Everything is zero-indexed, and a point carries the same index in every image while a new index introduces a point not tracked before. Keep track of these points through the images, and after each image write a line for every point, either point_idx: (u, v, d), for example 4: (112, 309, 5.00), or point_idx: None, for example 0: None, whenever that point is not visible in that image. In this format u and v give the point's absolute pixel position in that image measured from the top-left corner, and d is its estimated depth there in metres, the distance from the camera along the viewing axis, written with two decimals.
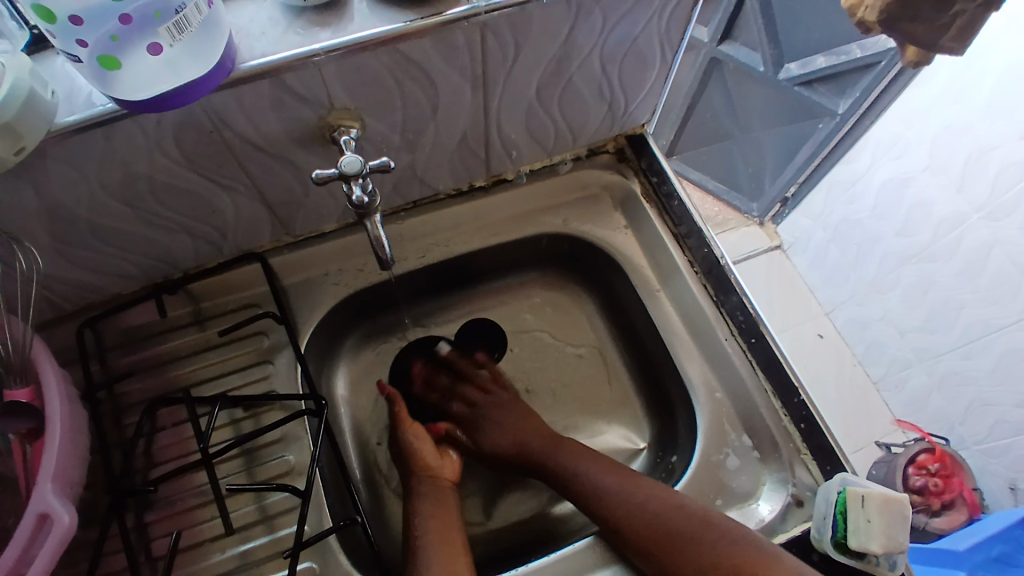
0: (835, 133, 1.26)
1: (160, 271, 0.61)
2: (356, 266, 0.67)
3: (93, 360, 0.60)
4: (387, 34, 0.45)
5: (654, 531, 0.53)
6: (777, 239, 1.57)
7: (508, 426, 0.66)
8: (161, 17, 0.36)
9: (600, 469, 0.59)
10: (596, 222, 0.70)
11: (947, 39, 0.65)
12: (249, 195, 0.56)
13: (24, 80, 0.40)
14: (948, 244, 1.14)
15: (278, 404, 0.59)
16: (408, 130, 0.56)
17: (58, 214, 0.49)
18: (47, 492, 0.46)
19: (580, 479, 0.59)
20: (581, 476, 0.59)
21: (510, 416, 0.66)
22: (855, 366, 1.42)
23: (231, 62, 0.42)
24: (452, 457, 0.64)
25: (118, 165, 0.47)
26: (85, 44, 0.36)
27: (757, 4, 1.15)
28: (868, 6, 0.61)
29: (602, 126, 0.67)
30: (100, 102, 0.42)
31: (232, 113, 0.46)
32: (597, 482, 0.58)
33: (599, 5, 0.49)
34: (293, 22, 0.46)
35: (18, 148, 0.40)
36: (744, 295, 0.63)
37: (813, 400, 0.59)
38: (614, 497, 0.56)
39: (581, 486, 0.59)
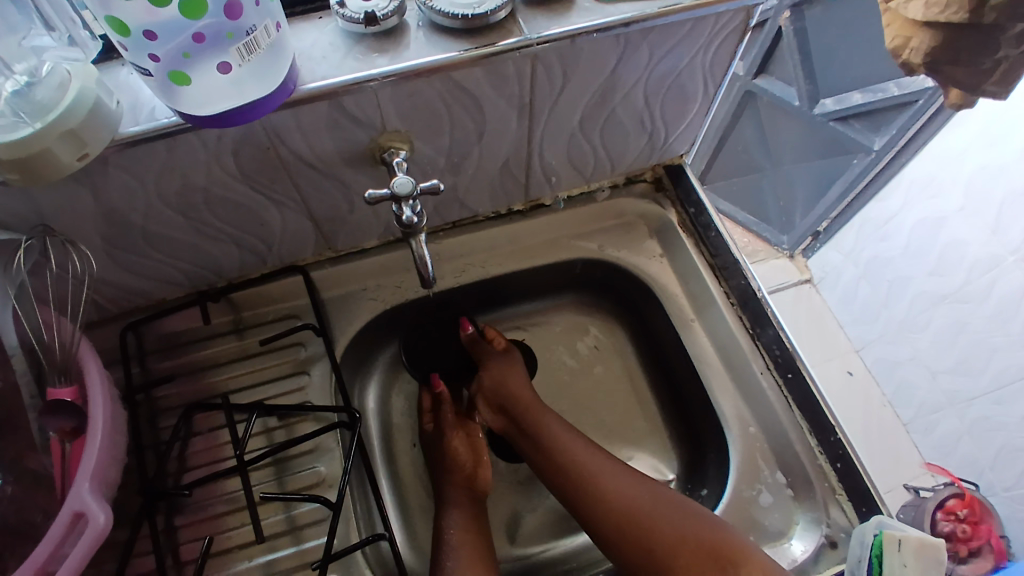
0: (870, 169, 1.24)
1: (205, 278, 0.63)
2: (394, 283, 0.68)
3: (134, 362, 0.61)
4: (441, 62, 0.46)
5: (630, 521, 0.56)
6: (808, 273, 1.54)
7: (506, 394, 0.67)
8: (232, 38, 0.38)
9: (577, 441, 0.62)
10: (631, 250, 0.70)
11: (991, 83, 0.63)
12: (297, 210, 0.57)
13: (91, 87, 0.41)
14: (983, 286, 1.12)
15: (311, 416, 0.60)
16: (454, 154, 0.57)
17: (115, 218, 0.51)
18: (83, 492, 0.47)
19: (574, 459, 0.61)
20: (576, 455, 0.61)
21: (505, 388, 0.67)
22: (884, 406, 1.38)
23: (293, 83, 0.44)
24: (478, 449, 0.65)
25: (176, 175, 0.49)
26: (156, 58, 0.37)
27: (795, 43, 1.15)
28: (914, 48, 0.61)
29: (641, 156, 0.68)
30: (164, 115, 0.44)
31: (290, 132, 0.48)
32: (573, 454, 0.61)
33: (646, 40, 0.50)
34: (353, 47, 0.47)
35: (82, 154, 0.41)
36: (781, 328, 0.62)
37: (850, 438, 0.58)
38: (605, 482, 0.59)
39: (571, 467, 0.60)
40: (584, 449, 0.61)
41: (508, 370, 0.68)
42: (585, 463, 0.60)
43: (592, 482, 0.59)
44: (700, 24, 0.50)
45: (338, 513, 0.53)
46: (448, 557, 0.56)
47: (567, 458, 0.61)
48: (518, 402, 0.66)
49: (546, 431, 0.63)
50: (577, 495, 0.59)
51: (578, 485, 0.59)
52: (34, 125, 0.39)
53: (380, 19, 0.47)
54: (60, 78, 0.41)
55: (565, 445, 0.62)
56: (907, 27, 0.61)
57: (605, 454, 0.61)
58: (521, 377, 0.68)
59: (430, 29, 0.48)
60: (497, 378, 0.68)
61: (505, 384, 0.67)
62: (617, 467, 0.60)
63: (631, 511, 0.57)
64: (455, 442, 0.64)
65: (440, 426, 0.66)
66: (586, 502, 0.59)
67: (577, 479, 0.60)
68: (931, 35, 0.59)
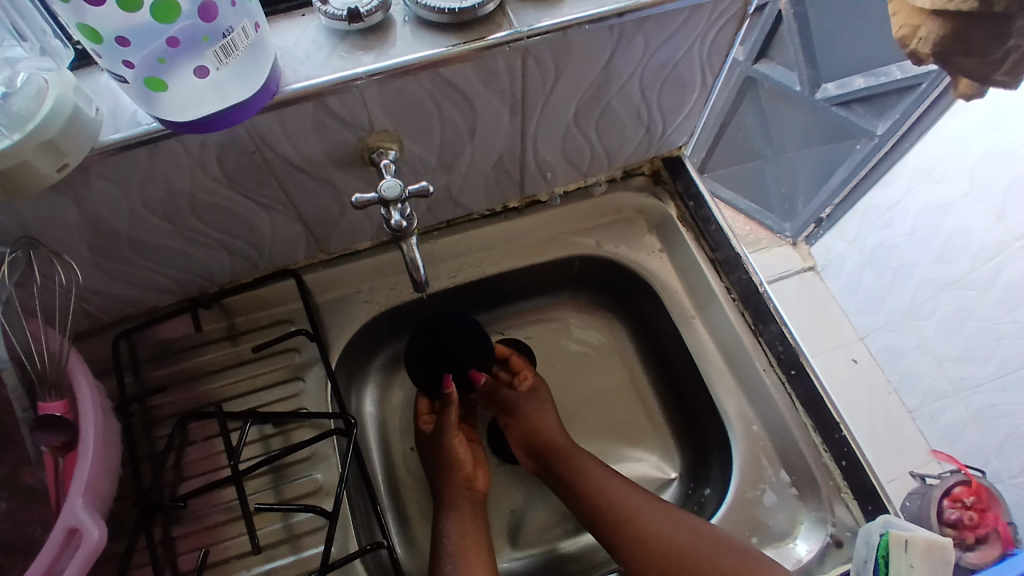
0: (875, 153, 1.22)
1: (196, 284, 0.62)
2: (389, 284, 0.67)
3: (128, 371, 0.60)
4: (427, 59, 0.45)
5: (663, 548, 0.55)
6: (811, 261, 1.53)
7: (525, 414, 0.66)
8: (208, 40, 0.36)
9: (606, 475, 0.61)
10: (630, 245, 0.69)
11: (999, 75, 0.61)
12: (286, 213, 0.56)
13: (68, 96, 0.40)
14: (989, 273, 1.11)
15: (307, 422, 0.59)
16: (445, 152, 0.56)
17: (99, 227, 0.49)
18: (76, 507, 0.46)
19: (605, 498, 0.59)
20: (608, 494, 0.60)
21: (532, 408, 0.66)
22: (889, 395, 1.37)
23: (275, 84, 0.43)
24: (485, 466, 0.66)
25: (160, 182, 0.47)
26: (131, 65, 0.36)
27: (795, 26, 1.12)
28: (922, 38, 0.59)
29: (639, 149, 0.66)
30: (145, 121, 0.43)
31: (275, 135, 0.46)
32: (603, 486, 0.60)
33: (641, 30, 0.49)
34: (337, 45, 0.46)
35: (62, 165, 0.40)
36: (784, 325, 0.61)
37: (855, 436, 0.57)
38: (644, 521, 0.57)
39: (611, 510, 0.59)
40: (619, 491, 0.60)
41: (542, 407, 0.66)
42: (622, 505, 0.59)
43: (619, 511, 0.58)
44: (697, 12, 0.49)
45: (335, 522, 0.52)
46: (447, 562, 0.56)
47: (603, 502, 0.59)
48: (542, 443, 0.64)
49: (577, 468, 0.62)
50: (618, 541, 0.57)
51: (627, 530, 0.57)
52: (11, 137, 0.37)
53: (363, 15, 0.45)
54: (36, 87, 0.39)
55: (601, 487, 0.60)
56: (914, 15, 0.59)
57: (641, 492, 0.60)
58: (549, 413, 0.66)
59: (416, 24, 0.47)
60: (533, 415, 0.65)
61: (534, 426, 0.65)
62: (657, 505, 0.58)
63: (675, 548, 0.55)
64: (456, 440, 0.64)
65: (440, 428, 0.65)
66: (619, 534, 0.57)
67: (625, 523, 0.58)
68: (938, 24, 0.57)
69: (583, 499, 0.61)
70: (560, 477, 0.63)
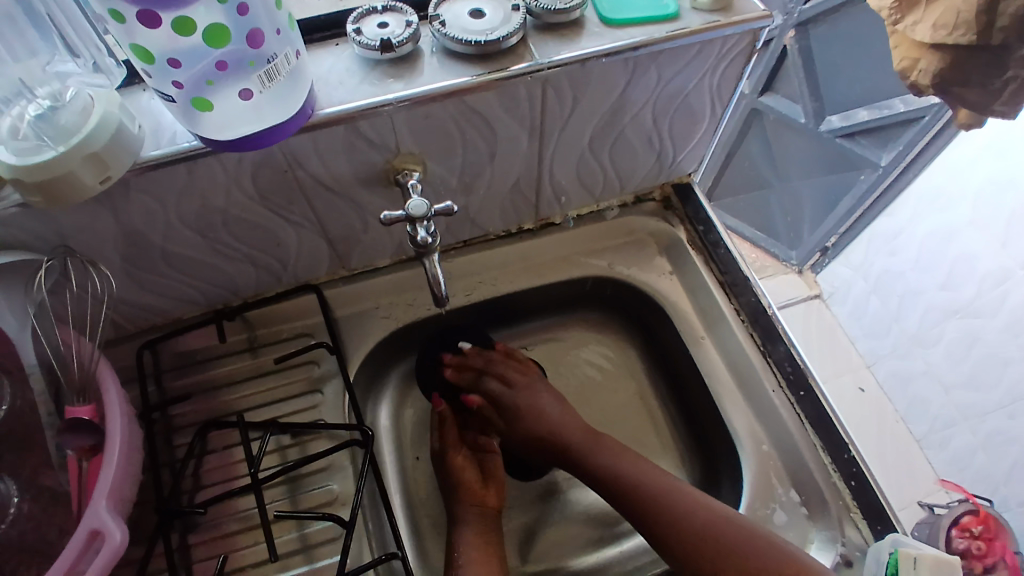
0: (877, 185, 1.24)
1: (221, 297, 0.64)
2: (406, 301, 0.69)
3: (150, 381, 0.62)
4: (454, 87, 0.47)
5: (700, 538, 0.54)
6: (816, 289, 1.55)
7: (543, 408, 0.66)
8: (253, 65, 0.39)
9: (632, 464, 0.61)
10: (641, 267, 0.71)
11: (999, 104, 0.73)
12: (312, 229, 0.58)
13: (113, 113, 0.43)
14: (993, 302, 1.14)
15: (325, 433, 0.61)
16: (466, 174, 0.58)
17: (134, 238, 0.52)
18: (101, 510, 0.47)
19: (660, 501, 0.57)
20: (655, 492, 0.58)
21: (545, 400, 0.67)
22: (897, 422, 1.36)
23: (310, 108, 0.45)
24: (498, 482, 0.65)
25: (196, 197, 0.50)
26: (179, 85, 0.39)
27: (800, 60, 1.17)
28: (921, 69, 0.75)
29: (650, 175, 0.69)
30: (184, 140, 0.45)
31: (308, 154, 0.49)
32: (635, 479, 0.59)
33: (655, 62, 0.52)
34: (368, 73, 0.49)
35: (105, 177, 0.43)
36: (792, 346, 0.62)
37: (864, 454, 0.58)
38: (727, 535, 0.54)
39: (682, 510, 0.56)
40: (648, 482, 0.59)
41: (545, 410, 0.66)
42: (656, 494, 0.58)
43: (652, 506, 0.57)
44: (708, 47, 0.52)
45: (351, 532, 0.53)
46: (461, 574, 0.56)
47: (631, 491, 0.59)
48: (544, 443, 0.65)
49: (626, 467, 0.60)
50: (657, 530, 0.57)
51: (703, 536, 0.54)
52: (56, 149, 0.40)
53: (395, 45, 0.48)
54: (83, 102, 0.42)
55: (634, 479, 0.59)
56: (913, 49, 0.76)
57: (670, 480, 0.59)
58: (552, 406, 0.66)
59: (443, 54, 0.50)
60: (534, 414, 0.66)
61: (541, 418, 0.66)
62: (765, 529, 0.54)
63: (711, 537, 0.54)
64: (460, 461, 0.64)
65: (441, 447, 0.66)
66: (656, 525, 0.57)
67: (701, 529, 0.55)
68: (937, 57, 0.73)
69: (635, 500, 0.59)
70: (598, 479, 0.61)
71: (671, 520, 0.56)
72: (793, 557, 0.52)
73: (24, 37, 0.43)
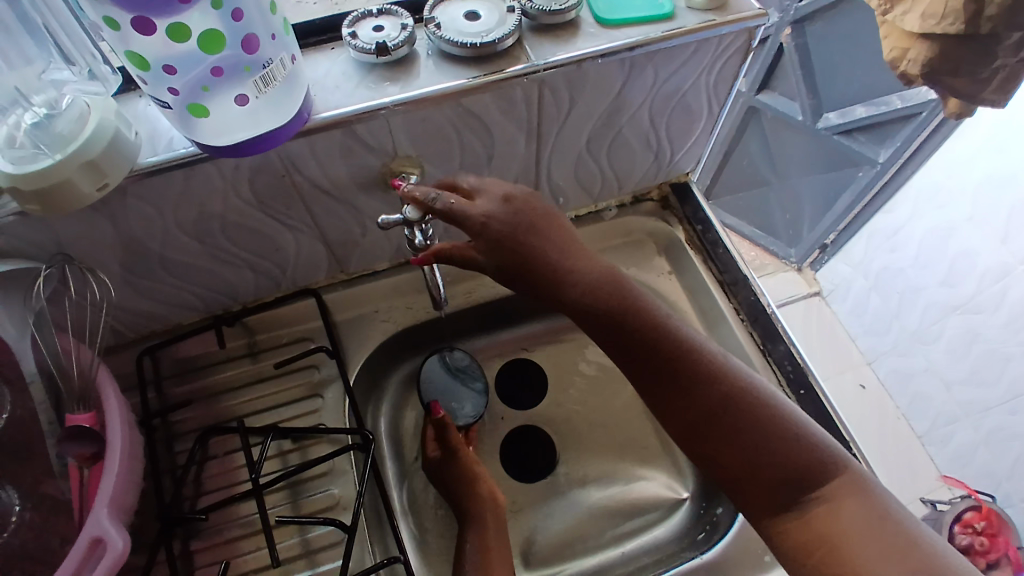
0: (876, 181, 1.25)
1: (220, 302, 0.64)
2: (406, 304, 0.69)
3: (150, 388, 0.62)
4: (450, 90, 0.47)
5: (714, 405, 0.49)
6: (816, 286, 1.55)
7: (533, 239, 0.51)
8: (249, 70, 0.39)
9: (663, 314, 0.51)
10: (640, 267, 0.71)
11: (989, 92, 0.75)
12: (310, 233, 0.58)
13: (110, 120, 0.42)
14: (994, 296, 1.13)
15: (325, 438, 0.61)
16: (464, 176, 0.58)
17: (132, 245, 0.52)
18: (102, 517, 0.47)
19: (685, 356, 0.50)
20: (679, 346, 0.50)
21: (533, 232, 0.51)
22: (898, 419, 1.36)
23: (307, 112, 0.45)
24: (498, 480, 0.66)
25: (194, 203, 0.50)
26: (175, 91, 0.39)
27: (797, 58, 1.17)
28: (910, 59, 0.76)
29: (648, 175, 0.68)
30: (182, 146, 0.45)
31: (305, 160, 0.49)
32: (662, 323, 0.51)
33: (652, 62, 0.51)
34: (364, 77, 0.49)
35: (102, 185, 0.43)
36: (792, 344, 0.63)
37: (865, 453, 0.58)
38: (746, 409, 0.48)
39: (712, 379, 0.49)
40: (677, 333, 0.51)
41: (548, 231, 0.52)
42: (679, 345, 0.50)
43: (671, 355, 0.50)
44: (704, 46, 0.52)
45: (353, 536, 0.53)
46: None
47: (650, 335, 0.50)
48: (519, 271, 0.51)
49: (656, 317, 0.51)
50: (667, 380, 0.50)
51: (731, 410, 0.48)
52: (53, 156, 0.40)
53: (391, 49, 0.48)
54: (80, 110, 0.43)
55: (659, 322, 0.51)
56: (904, 39, 0.76)
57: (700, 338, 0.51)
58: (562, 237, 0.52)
59: (439, 57, 0.50)
60: (527, 225, 0.51)
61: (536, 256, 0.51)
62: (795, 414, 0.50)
63: (727, 408, 0.49)
64: (470, 457, 0.65)
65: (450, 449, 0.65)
66: (669, 381, 0.50)
67: (730, 402, 0.49)
68: (926, 47, 0.74)
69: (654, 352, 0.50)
70: (597, 313, 0.51)
71: (688, 379, 0.49)
72: (828, 461, 0.47)
73: (19, 45, 0.43)
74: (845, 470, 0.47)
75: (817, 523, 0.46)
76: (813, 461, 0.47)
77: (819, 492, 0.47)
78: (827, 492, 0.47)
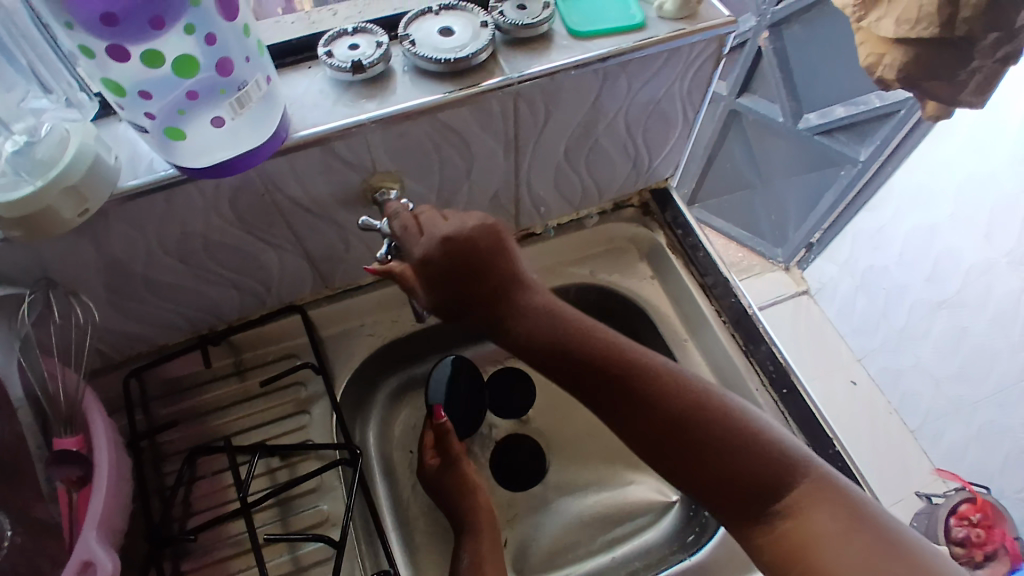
0: (858, 180, 1.26)
1: (206, 321, 0.64)
2: (392, 317, 0.69)
3: (137, 409, 0.62)
4: (426, 106, 0.48)
5: (670, 419, 0.48)
6: (804, 285, 1.56)
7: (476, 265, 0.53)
8: (225, 93, 0.40)
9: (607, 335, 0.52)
10: (623, 273, 0.72)
11: (967, 94, 0.78)
12: (293, 250, 0.59)
13: (89, 146, 0.43)
14: (979, 290, 1.15)
15: (313, 454, 0.61)
16: (445, 189, 0.59)
17: (115, 267, 0.52)
18: (91, 540, 0.47)
19: (632, 374, 0.50)
20: (626, 363, 0.50)
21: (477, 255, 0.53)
22: (889, 414, 1.36)
23: (286, 131, 0.46)
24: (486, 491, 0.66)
25: (175, 224, 0.50)
26: (152, 115, 0.39)
27: (775, 61, 1.19)
28: (885, 64, 0.78)
29: (628, 182, 0.69)
30: (162, 168, 0.46)
31: (285, 178, 0.50)
32: (606, 343, 0.51)
33: (625, 71, 0.52)
34: (341, 94, 0.49)
35: (83, 210, 0.43)
36: (774, 345, 0.64)
37: (849, 451, 0.58)
38: (702, 422, 0.48)
39: (669, 391, 0.49)
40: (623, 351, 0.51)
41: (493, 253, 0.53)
42: (625, 362, 0.50)
43: (618, 373, 0.50)
44: (675, 54, 0.53)
45: (343, 552, 0.53)
46: None
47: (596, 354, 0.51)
48: (476, 294, 0.53)
49: (600, 339, 0.51)
50: (620, 401, 0.50)
51: (688, 423, 0.48)
52: (35, 183, 0.41)
53: (366, 66, 0.48)
54: (60, 136, 0.43)
55: (602, 341, 0.51)
56: (880, 46, 0.78)
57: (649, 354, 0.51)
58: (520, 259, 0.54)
59: (415, 73, 0.50)
60: (474, 247, 0.52)
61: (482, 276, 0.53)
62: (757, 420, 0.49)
63: (682, 421, 0.48)
64: (464, 467, 0.65)
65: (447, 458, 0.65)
66: (621, 402, 0.50)
67: (686, 415, 0.48)
68: (902, 51, 0.76)
69: (608, 365, 0.50)
70: (545, 343, 0.52)
71: (639, 398, 0.49)
72: (794, 471, 0.47)
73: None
74: (811, 474, 0.46)
75: (791, 537, 0.45)
76: (774, 469, 0.47)
77: (788, 504, 0.46)
78: (791, 503, 0.46)
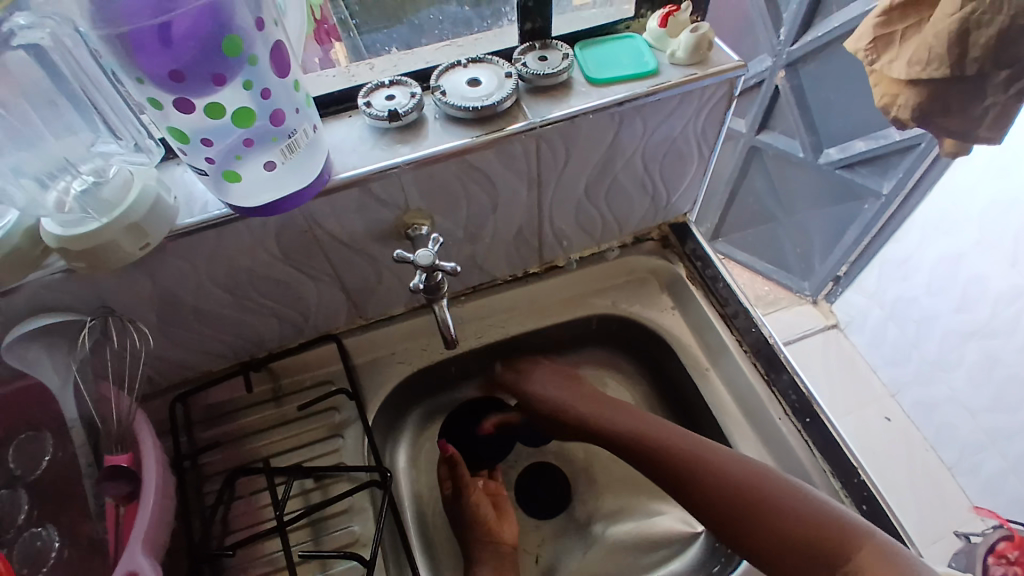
0: (882, 213, 1.27)
1: (248, 349, 0.68)
2: (421, 346, 0.73)
3: (182, 432, 0.66)
4: (455, 149, 0.52)
5: (733, 494, 0.54)
6: (833, 318, 1.54)
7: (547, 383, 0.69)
8: (276, 140, 0.44)
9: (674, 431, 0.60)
10: (644, 303, 0.74)
11: (982, 129, 0.79)
12: (330, 282, 0.63)
13: (150, 187, 0.48)
14: (1009, 320, 1.10)
15: (345, 476, 0.64)
16: (471, 225, 0.63)
17: (168, 298, 0.57)
18: (136, 553, 0.50)
19: (697, 460, 0.57)
20: (690, 452, 0.58)
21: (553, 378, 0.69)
22: (927, 451, 1.34)
23: (328, 173, 0.50)
24: (510, 517, 0.68)
25: (225, 258, 0.55)
26: (211, 159, 0.44)
27: (793, 98, 1.22)
28: (900, 104, 0.80)
29: (647, 216, 0.72)
30: (215, 208, 0.51)
31: (325, 216, 0.54)
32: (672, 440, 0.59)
33: (641, 113, 0.56)
34: (378, 139, 0.54)
35: (144, 243, 0.48)
36: (796, 375, 0.64)
37: (874, 479, 0.58)
38: (759, 494, 0.53)
39: (728, 469, 0.56)
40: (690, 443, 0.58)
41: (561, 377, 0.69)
42: (689, 451, 0.58)
43: (683, 460, 0.57)
44: (688, 97, 0.56)
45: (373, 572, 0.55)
46: None
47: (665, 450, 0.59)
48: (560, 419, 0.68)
49: (667, 437, 0.60)
50: (689, 486, 0.57)
51: (744, 497, 0.54)
52: (100, 220, 0.46)
53: (402, 115, 0.53)
54: (124, 177, 0.48)
55: (669, 439, 0.60)
56: (892, 86, 0.81)
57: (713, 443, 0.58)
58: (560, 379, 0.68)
59: (445, 120, 0.55)
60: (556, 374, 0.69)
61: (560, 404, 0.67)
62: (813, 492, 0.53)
63: (742, 494, 0.54)
64: (479, 497, 0.66)
65: (461, 486, 0.67)
66: (689, 488, 0.57)
67: (742, 489, 0.54)
68: (915, 92, 0.78)
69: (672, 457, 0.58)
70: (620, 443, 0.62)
71: (704, 481, 0.56)
72: (849, 534, 0.50)
73: (65, 116, 0.46)
74: (870, 538, 0.50)
75: None
76: (831, 535, 0.50)
77: (849, 567, 0.49)
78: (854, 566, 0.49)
